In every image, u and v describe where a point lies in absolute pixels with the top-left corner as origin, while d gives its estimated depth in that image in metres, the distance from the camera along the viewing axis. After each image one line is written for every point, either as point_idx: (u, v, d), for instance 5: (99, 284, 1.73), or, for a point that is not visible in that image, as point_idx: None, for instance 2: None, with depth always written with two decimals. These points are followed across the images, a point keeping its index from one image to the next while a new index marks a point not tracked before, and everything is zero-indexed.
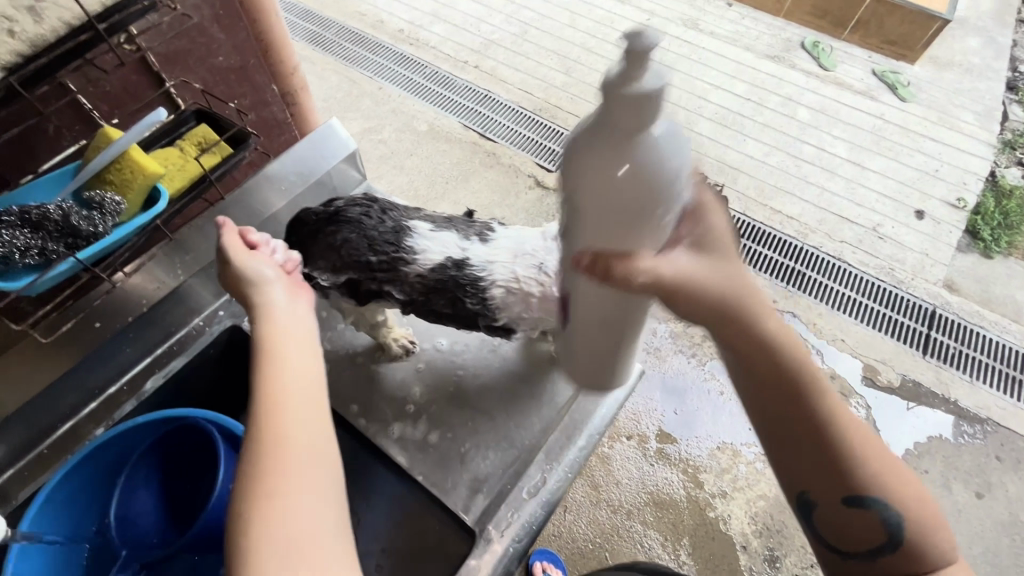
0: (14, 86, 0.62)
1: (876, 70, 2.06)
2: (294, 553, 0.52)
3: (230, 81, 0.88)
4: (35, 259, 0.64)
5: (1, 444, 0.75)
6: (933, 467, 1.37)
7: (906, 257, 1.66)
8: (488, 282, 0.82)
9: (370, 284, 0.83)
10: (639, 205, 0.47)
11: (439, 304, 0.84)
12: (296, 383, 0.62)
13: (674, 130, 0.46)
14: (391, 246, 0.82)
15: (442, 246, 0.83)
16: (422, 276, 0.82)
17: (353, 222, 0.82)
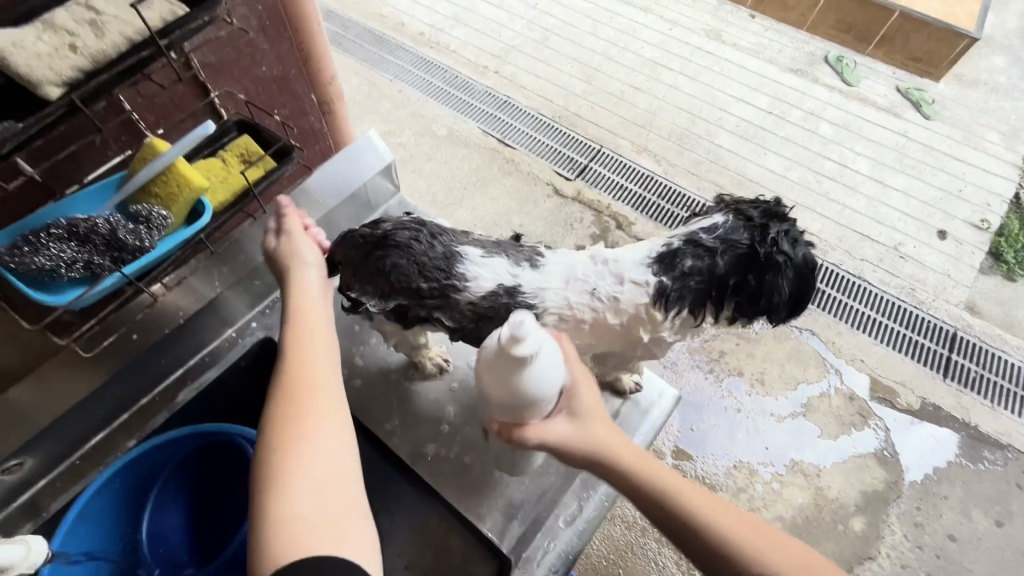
0: (76, 103, 0.56)
1: (900, 87, 2.03)
2: (312, 487, 0.58)
3: (272, 90, 0.87)
4: (80, 272, 0.63)
5: (35, 455, 0.75)
6: (953, 493, 1.34)
7: (926, 278, 1.63)
8: (541, 309, 0.83)
9: (419, 310, 0.82)
10: (522, 406, 0.70)
11: (490, 332, 0.83)
12: (319, 352, 0.70)
13: (548, 355, 0.69)
14: (442, 272, 0.80)
15: (493, 273, 0.82)
16: (473, 304, 0.81)
17: (402, 247, 0.80)
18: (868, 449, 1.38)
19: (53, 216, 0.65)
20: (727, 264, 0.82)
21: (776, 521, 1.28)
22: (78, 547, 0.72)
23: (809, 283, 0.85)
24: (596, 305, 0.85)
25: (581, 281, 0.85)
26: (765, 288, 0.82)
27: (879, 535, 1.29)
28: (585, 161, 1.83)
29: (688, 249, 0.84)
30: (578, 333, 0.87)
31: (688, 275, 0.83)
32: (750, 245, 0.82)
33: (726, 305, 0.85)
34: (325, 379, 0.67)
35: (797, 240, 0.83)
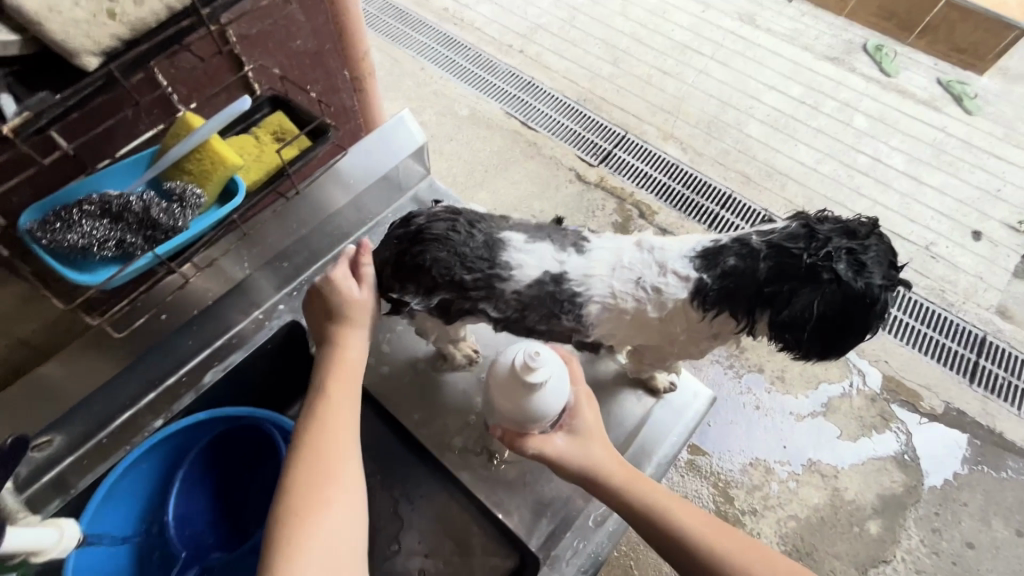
0: (113, 73, 0.57)
1: (942, 79, 1.94)
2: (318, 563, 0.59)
3: (305, 65, 0.84)
4: (113, 251, 0.61)
5: (65, 432, 0.75)
6: (973, 500, 1.29)
7: (958, 280, 1.56)
8: (586, 297, 0.81)
9: (463, 302, 0.80)
10: (526, 420, 0.77)
11: (533, 321, 0.82)
12: (349, 417, 0.71)
13: (559, 381, 0.76)
14: (485, 262, 0.79)
15: (538, 259, 0.80)
16: (518, 293, 0.80)
17: (440, 239, 0.78)
18: (887, 452, 1.33)
19: (84, 191, 0.63)
20: (770, 272, 0.78)
21: (791, 521, 1.26)
22: (103, 532, 0.71)
23: (861, 317, 0.77)
24: (640, 294, 0.82)
25: (626, 269, 0.82)
26: (802, 306, 0.77)
27: (895, 539, 1.25)
28: (609, 147, 1.77)
29: (737, 248, 0.80)
30: (619, 323, 0.84)
31: (730, 273, 0.79)
32: (801, 258, 0.76)
33: (759, 315, 0.80)
34: (349, 448, 0.69)
35: (861, 266, 0.75)
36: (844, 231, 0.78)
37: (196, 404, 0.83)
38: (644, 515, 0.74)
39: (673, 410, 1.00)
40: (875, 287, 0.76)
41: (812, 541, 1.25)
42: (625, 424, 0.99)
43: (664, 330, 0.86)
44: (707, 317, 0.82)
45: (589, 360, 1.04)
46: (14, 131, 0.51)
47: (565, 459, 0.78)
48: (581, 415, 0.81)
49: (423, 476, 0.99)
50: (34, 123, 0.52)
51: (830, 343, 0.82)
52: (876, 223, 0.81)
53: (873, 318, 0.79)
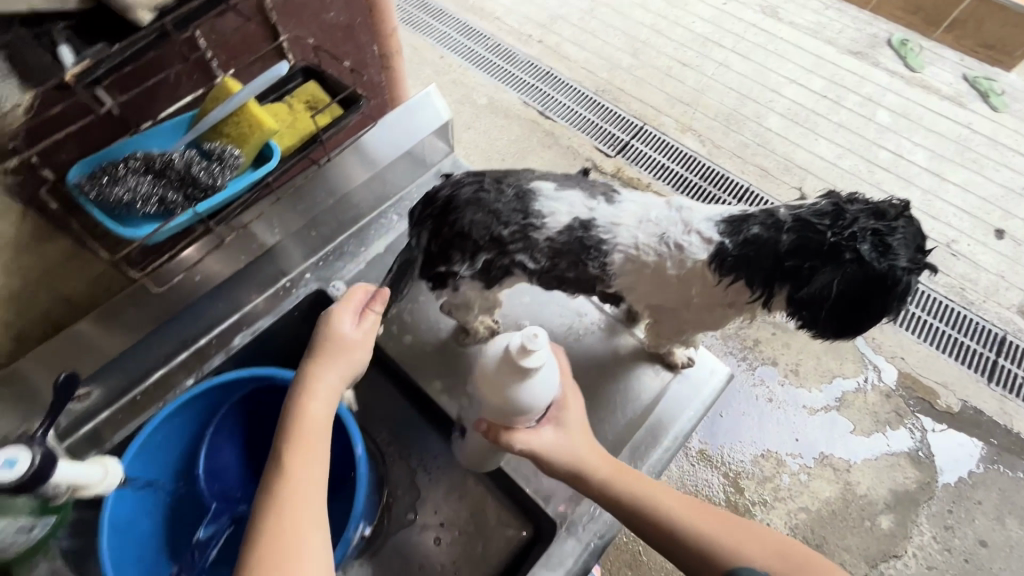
0: (166, 28, 0.55)
1: (968, 75, 1.91)
2: None
3: (337, 37, 0.85)
4: (155, 207, 0.63)
5: (101, 385, 0.79)
6: (987, 499, 1.29)
7: (979, 278, 1.55)
8: (611, 245, 0.83)
9: (502, 259, 0.84)
10: (516, 409, 0.76)
11: (563, 269, 0.86)
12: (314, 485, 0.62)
13: (552, 366, 0.75)
14: (519, 214, 0.83)
15: (568, 207, 0.83)
16: (551, 239, 0.83)
17: (473, 201, 0.83)
18: (901, 448, 1.32)
19: (129, 150, 0.66)
20: (792, 245, 0.78)
21: (802, 513, 1.26)
22: (140, 476, 0.74)
23: (880, 299, 0.77)
24: (663, 250, 0.83)
25: (651, 223, 0.83)
26: (821, 283, 0.77)
27: (906, 535, 1.25)
28: (626, 138, 1.77)
29: (762, 219, 0.81)
30: (639, 277, 0.86)
31: (751, 242, 0.80)
32: (825, 234, 0.76)
33: (779, 289, 0.81)
34: (312, 527, 0.59)
35: (886, 249, 0.75)
36: (872, 212, 0.77)
37: (227, 365, 0.88)
38: (629, 504, 0.74)
39: (692, 384, 1.00)
40: (899, 272, 0.75)
41: (822, 534, 1.24)
42: (643, 398, 1.00)
43: (678, 292, 0.87)
44: (724, 283, 0.83)
45: (608, 334, 1.06)
46: (74, 78, 0.51)
47: (553, 453, 0.79)
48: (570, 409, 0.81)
49: (441, 448, 1.00)
50: (92, 73, 0.52)
51: (846, 322, 0.82)
52: (911, 208, 0.80)
53: (894, 302, 0.78)
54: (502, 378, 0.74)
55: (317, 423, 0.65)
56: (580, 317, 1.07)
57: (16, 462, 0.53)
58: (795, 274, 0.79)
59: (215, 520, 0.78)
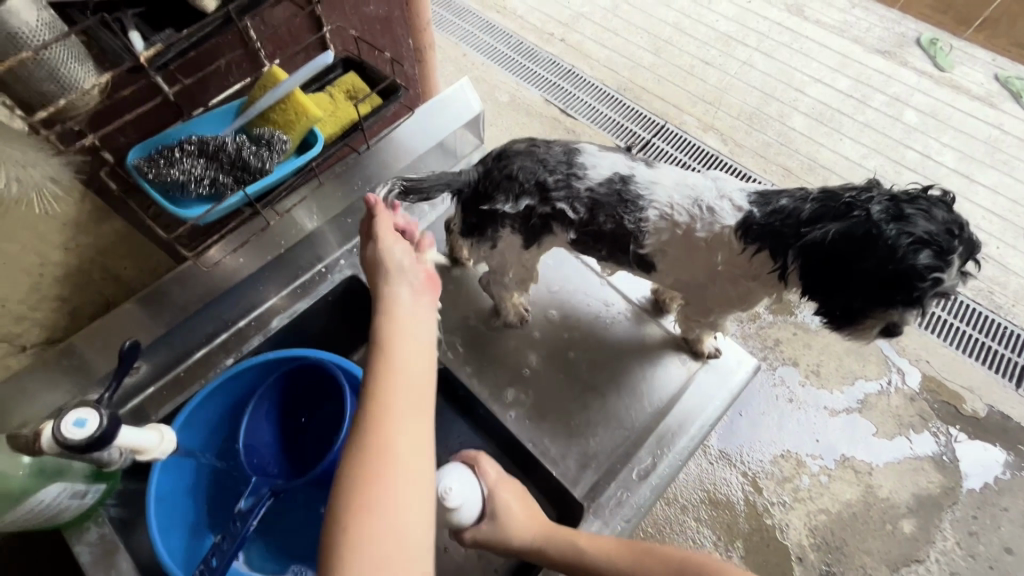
0: (231, 16, 0.57)
1: (1000, 75, 1.88)
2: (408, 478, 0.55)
3: (376, 30, 0.88)
4: (207, 189, 0.66)
5: (149, 362, 0.83)
6: (1014, 505, 1.26)
7: (1008, 282, 1.52)
8: (648, 202, 0.83)
9: (544, 207, 0.85)
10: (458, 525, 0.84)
11: (601, 222, 0.85)
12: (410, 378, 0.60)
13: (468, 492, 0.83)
14: (564, 163, 0.85)
15: (611, 162, 0.86)
16: (591, 190, 0.84)
17: (524, 150, 0.86)
18: (925, 452, 1.31)
19: (183, 134, 0.69)
20: (809, 207, 0.80)
21: (822, 515, 1.25)
22: (182, 447, 0.77)
23: (883, 261, 0.73)
24: (697, 212, 0.83)
25: (688, 186, 0.84)
26: (820, 232, 0.77)
27: (930, 539, 1.23)
28: (647, 137, 1.77)
29: (793, 195, 0.84)
30: (671, 237, 0.85)
31: (777, 212, 0.82)
32: (841, 199, 0.78)
33: (790, 254, 0.80)
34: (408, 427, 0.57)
35: (900, 215, 0.73)
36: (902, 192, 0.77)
37: (264, 345, 0.90)
38: (567, 567, 0.78)
39: (719, 374, 1.01)
40: (907, 237, 0.71)
41: (842, 536, 1.23)
42: (670, 384, 1.00)
43: (705, 257, 0.87)
44: (749, 253, 0.83)
45: (637, 320, 1.07)
46: (147, 61, 0.53)
47: (494, 543, 0.83)
48: (500, 498, 0.83)
49: (466, 434, 1.02)
50: (163, 55, 0.54)
51: (851, 294, 0.77)
52: (956, 206, 0.76)
53: (904, 272, 0.72)
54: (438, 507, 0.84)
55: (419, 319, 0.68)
56: (607, 307, 1.09)
57: (86, 422, 0.58)
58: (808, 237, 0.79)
59: (256, 493, 0.78)
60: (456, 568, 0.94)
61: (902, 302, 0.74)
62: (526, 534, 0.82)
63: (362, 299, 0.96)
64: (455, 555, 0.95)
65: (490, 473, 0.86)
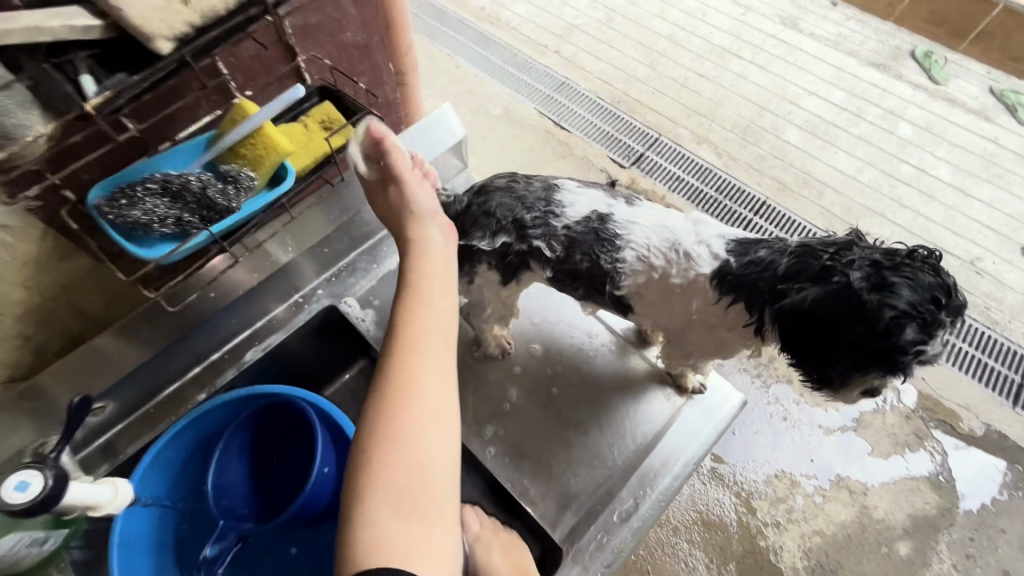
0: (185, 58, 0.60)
1: (995, 88, 1.86)
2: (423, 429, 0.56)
3: (354, 57, 0.87)
4: (171, 229, 0.65)
5: (116, 400, 0.83)
6: (1012, 527, 1.23)
7: (1004, 297, 1.50)
8: (625, 242, 0.83)
9: (520, 244, 0.85)
10: None
11: (578, 260, 0.84)
12: (436, 322, 0.62)
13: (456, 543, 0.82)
14: (542, 201, 0.85)
15: (589, 201, 0.85)
16: (568, 228, 0.84)
17: (503, 187, 0.86)
18: (921, 472, 1.28)
19: (148, 171, 0.68)
20: (785, 262, 0.77)
21: (816, 537, 1.22)
22: (150, 498, 0.77)
23: (862, 331, 0.71)
24: (672, 257, 0.83)
25: (665, 228, 0.84)
26: (798, 295, 0.74)
27: (925, 562, 1.20)
28: (641, 149, 1.75)
29: (771, 243, 0.81)
30: (647, 283, 0.84)
31: (754, 265, 0.79)
32: (820, 257, 0.75)
33: (767, 314, 0.78)
34: (430, 365, 0.59)
35: (881, 284, 0.70)
36: (884, 250, 0.74)
37: (237, 379, 0.89)
38: None
39: (703, 410, 1.00)
40: (886, 309, 0.69)
41: (837, 558, 1.21)
42: (656, 419, 1.00)
43: (680, 306, 0.86)
44: (723, 303, 0.82)
45: (619, 351, 1.06)
46: (95, 109, 0.56)
47: None
48: (484, 549, 0.81)
49: None
50: (112, 102, 0.57)
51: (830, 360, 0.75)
52: (943, 266, 0.73)
53: (886, 345, 0.70)
54: None
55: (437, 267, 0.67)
56: (591, 338, 1.07)
57: (28, 486, 0.56)
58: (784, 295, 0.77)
59: (223, 538, 0.80)
60: None
61: (879, 370, 0.74)
62: None
63: (339, 328, 0.92)
64: None
65: (471, 526, 0.84)
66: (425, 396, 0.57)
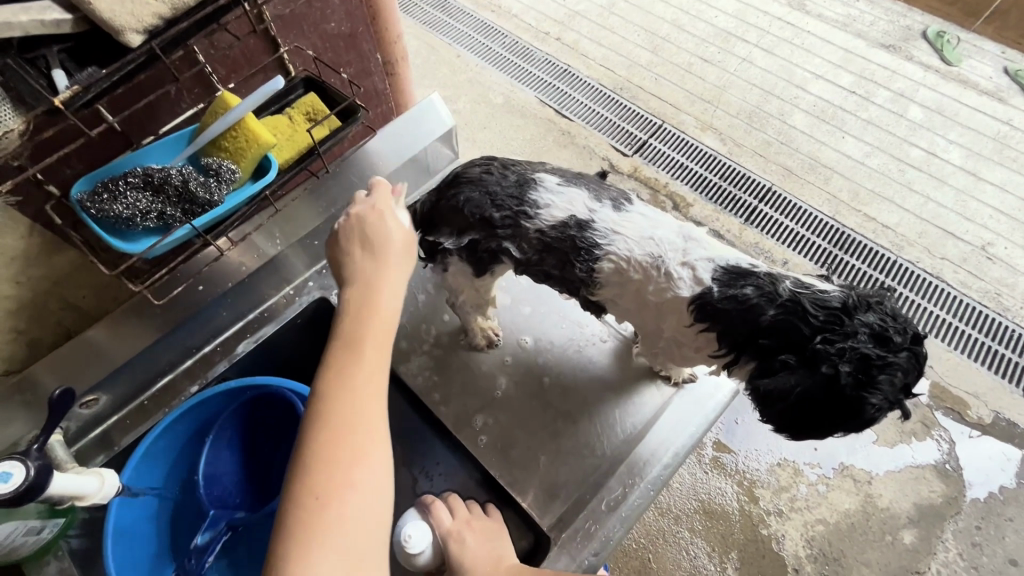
0: (155, 50, 0.60)
1: (1009, 68, 1.81)
2: (371, 477, 0.58)
3: (338, 47, 0.89)
4: (154, 222, 0.66)
5: (112, 393, 0.85)
6: (1020, 516, 1.22)
7: (1016, 283, 1.47)
8: (604, 252, 0.81)
9: (489, 242, 0.85)
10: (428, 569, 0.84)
11: (550, 265, 0.85)
12: (380, 368, 0.65)
13: (422, 532, 0.83)
14: (514, 200, 0.84)
15: (567, 203, 0.83)
16: (541, 232, 0.83)
17: (474, 180, 0.85)
18: (927, 461, 1.27)
19: (130, 165, 0.69)
20: (773, 324, 0.76)
21: (819, 526, 1.21)
22: (142, 488, 0.78)
23: (835, 418, 0.74)
24: (652, 267, 0.81)
25: (651, 241, 0.81)
26: (784, 377, 0.75)
27: (931, 551, 1.19)
28: (644, 137, 1.72)
29: (761, 282, 0.78)
30: (623, 287, 0.84)
31: (737, 300, 0.78)
32: (811, 333, 0.74)
33: (743, 358, 0.80)
34: (375, 411, 0.61)
35: (869, 379, 0.71)
36: (875, 335, 0.73)
37: (230, 372, 0.92)
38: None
39: (695, 400, 1.00)
40: (869, 406, 0.71)
41: (840, 547, 1.19)
42: (642, 411, 1.00)
43: (653, 320, 0.86)
44: (696, 327, 0.82)
45: (618, 352, 1.06)
46: (65, 104, 0.55)
47: None
48: (460, 540, 0.81)
49: (444, 455, 0.99)
50: (82, 95, 0.56)
51: (797, 428, 0.79)
52: (921, 351, 0.74)
53: (849, 426, 0.75)
54: (405, 560, 0.83)
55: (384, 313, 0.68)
56: (581, 329, 1.08)
57: (10, 476, 0.57)
58: (766, 359, 0.77)
59: (213, 527, 0.80)
60: None
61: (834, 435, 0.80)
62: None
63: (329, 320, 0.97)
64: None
65: (442, 520, 0.84)
66: (373, 441, 0.60)
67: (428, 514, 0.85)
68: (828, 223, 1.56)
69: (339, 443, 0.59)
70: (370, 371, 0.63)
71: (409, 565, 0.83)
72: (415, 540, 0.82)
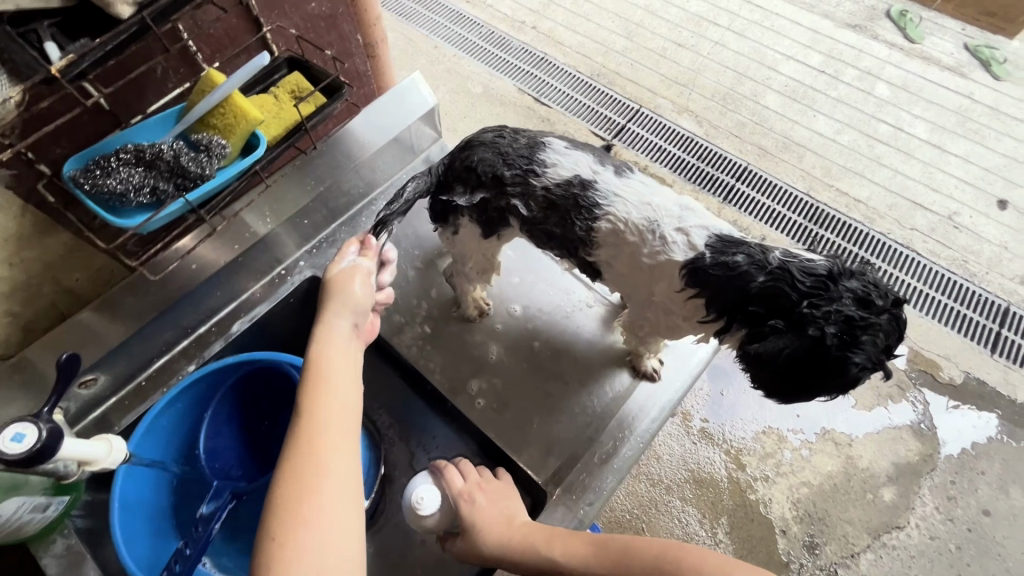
0: (146, 22, 0.62)
1: (969, 44, 1.88)
2: (321, 523, 0.59)
3: (320, 27, 0.91)
4: (147, 198, 0.68)
5: (109, 372, 0.86)
6: (990, 469, 1.29)
7: (981, 250, 1.54)
8: (604, 212, 0.85)
9: (499, 201, 0.87)
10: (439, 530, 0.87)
11: (553, 224, 0.87)
12: (333, 412, 0.66)
13: (433, 494, 0.86)
14: (524, 159, 0.87)
15: (573, 164, 0.86)
16: (548, 190, 0.86)
17: (487, 142, 0.88)
18: (903, 421, 1.33)
19: (120, 143, 0.71)
20: (762, 291, 0.80)
21: (803, 488, 1.27)
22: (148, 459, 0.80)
23: (821, 378, 0.77)
24: (647, 233, 0.84)
25: (649, 206, 0.84)
26: (773, 340, 0.78)
27: (909, 506, 1.25)
28: (623, 122, 1.76)
29: (752, 252, 0.82)
30: (618, 252, 0.87)
31: (729, 268, 0.81)
32: (798, 299, 0.78)
33: (733, 326, 0.83)
34: (329, 453, 0.62)
35: (852, 340, 0.75)
36: (858, 299, 0.78)
37: (225, 350, 0.94)
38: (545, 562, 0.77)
39: (678, 355, 1.05)
40: (853, 365, 0.75)
41: (824, 507, 1.25)
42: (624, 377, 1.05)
43: (645, 284, 0.89)
44: (687, 292, 0.85)
45: (606, 319, 1.10)
46: (59, 72, 0.56)
47: (467, 552, 0.82)
48: (470, 503, 0.83)
49: (439, 428, 1.02)
50: (76, 65, 0.58)
51: (786, 391, 0.82)
52: (903, 317, 0.79)
53: (833, 387, 0.78)
54: (416, 520, 0.86)
55: (333, 359, 0.70)
56: (569, 295, 1.12)
57: (25, 437, 0.60)
58: (756, 325, 0.80)
59: (218, 497, 0.82)
60: (433, 561, 0.94)
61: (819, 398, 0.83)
62: (498, 537, 0.80)
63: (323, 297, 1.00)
64: (432, 547, 0.94)
65: (455, 483, 0.86)
66: (326, 484, 0.61)
67: (440, 478, 0.87)
68: (802, 199, 1.62)
69: (294, 489, 0.60)
70: (323, 418, 0.65)
71: (420, 526, 0.87)
72: (426, 501, 0.85)
